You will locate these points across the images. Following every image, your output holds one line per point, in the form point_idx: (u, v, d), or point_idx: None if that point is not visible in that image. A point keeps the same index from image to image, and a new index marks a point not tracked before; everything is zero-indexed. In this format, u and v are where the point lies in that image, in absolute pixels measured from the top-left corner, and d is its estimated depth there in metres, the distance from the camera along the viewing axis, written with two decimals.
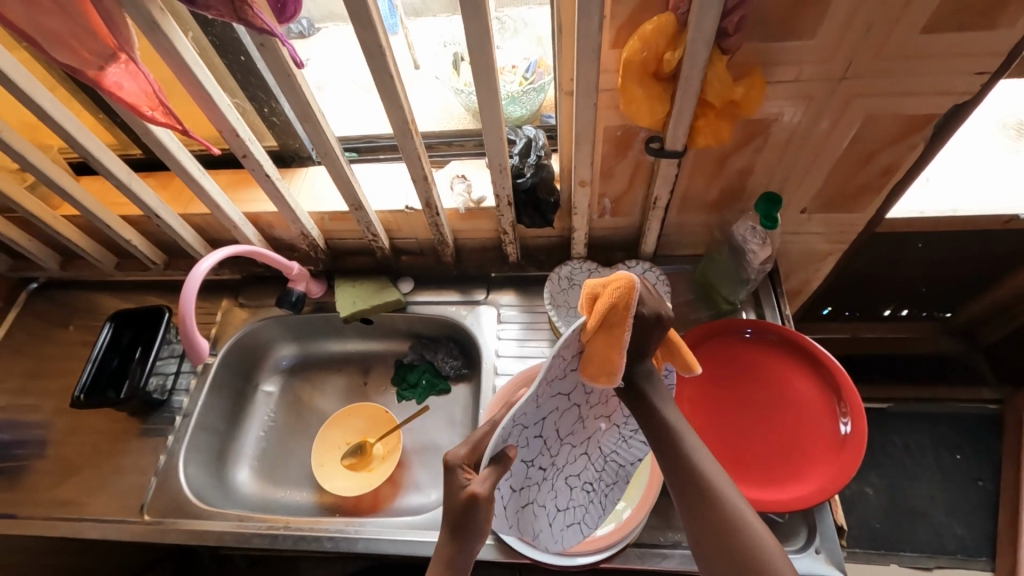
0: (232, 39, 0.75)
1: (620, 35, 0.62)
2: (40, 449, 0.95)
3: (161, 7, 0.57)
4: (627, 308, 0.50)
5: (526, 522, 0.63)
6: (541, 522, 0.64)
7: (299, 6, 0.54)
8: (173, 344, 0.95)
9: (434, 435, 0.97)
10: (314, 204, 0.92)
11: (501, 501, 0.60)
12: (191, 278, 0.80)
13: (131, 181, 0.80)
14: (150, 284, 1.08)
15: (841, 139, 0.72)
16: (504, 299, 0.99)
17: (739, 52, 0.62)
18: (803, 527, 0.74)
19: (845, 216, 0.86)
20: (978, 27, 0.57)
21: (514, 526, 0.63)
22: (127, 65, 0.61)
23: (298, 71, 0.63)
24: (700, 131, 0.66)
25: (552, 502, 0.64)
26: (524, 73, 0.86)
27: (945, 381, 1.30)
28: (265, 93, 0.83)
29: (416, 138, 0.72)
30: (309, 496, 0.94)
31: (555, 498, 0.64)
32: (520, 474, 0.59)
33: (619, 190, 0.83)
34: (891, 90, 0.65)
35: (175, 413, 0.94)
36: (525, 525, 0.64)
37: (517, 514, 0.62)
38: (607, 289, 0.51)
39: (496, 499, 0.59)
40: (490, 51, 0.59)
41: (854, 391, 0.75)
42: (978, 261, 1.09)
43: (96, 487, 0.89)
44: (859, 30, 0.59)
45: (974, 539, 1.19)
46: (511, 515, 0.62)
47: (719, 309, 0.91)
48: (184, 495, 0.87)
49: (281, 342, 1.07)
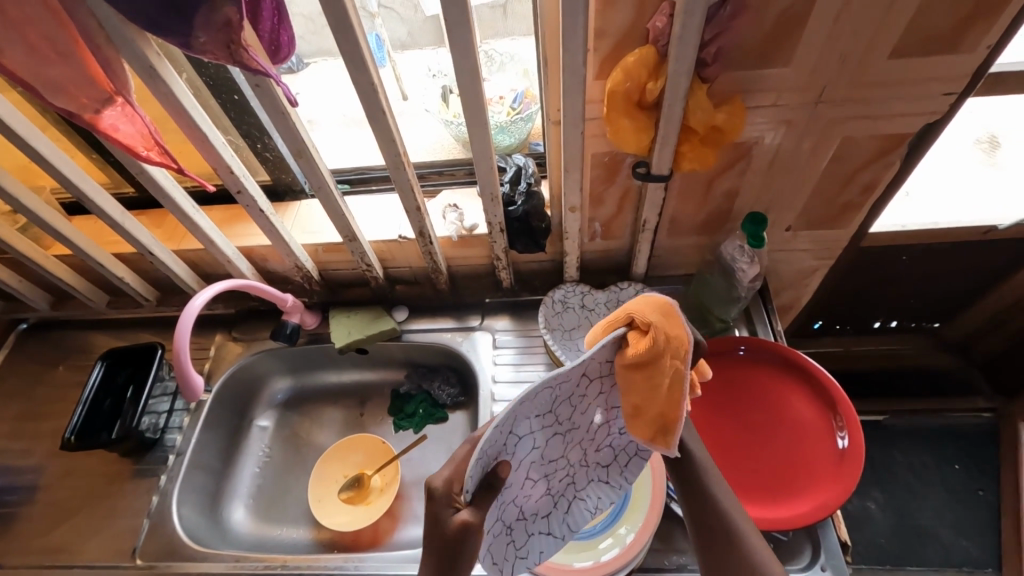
0: (226, 79, 0.77)
1: (603, 67, 0.64)
2: (29, 495, 0.93)
3: (158, 52, 0.58)
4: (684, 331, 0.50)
5: (582, 515, 0.64)
6: (597, 502, 0.64)
7: (291, 49, 0.57)
8: (164, 381, 0.93)
9: (433, 466, 0.96)
10: (309, 236, 0.93)
11: (529, 527, 0.60)
12: (186, 312, 0.79)
13: (125, 219, 0.81)
14: (142, 320, 1.07)
15: (821, 159, 0.74)
16: (499, 324, 0.99)
17: (719, 80, 0.64)
18: (808, 545, 0.73)
19: (830, 233, 0.88)
20: (942, 51, 0.60)
21: (568, 525, 0.63)
22: (124, 107, 0.62)
23: (292, 110, 0.64)
24: (685, 157, 0.68)
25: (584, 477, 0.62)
26: (511, 104, 0.88)
27: (939, 392, 1.31)
28: (258, 131, 0.85)
29: (408, 171, 0.74)
30: (307, 532, 0.92)
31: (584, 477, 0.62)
32: (535, 507, 0.60)
33: (609, 214, 0.84)
34: (864, 113, 0.68)
35: (168, 452, 0.93)
36: (579, 522, 0.63)
37: (564, 521, 0.63)
38: (658, 316, 0.50)
39: (521, 534, 0.59)
40: (480, 86, 0.61)
41: (849, 406, 0.76)
42: (961, 273, 1.12)
43: (87, 534, 0.88)
44: (832, 56, 0.61)
45: (980, 551, 1.18)
46: (555, 521, 0.62)
47: (713, 328, 0.90)
48: (178, 538, 0.85)
49: (275, 375, 1.06)
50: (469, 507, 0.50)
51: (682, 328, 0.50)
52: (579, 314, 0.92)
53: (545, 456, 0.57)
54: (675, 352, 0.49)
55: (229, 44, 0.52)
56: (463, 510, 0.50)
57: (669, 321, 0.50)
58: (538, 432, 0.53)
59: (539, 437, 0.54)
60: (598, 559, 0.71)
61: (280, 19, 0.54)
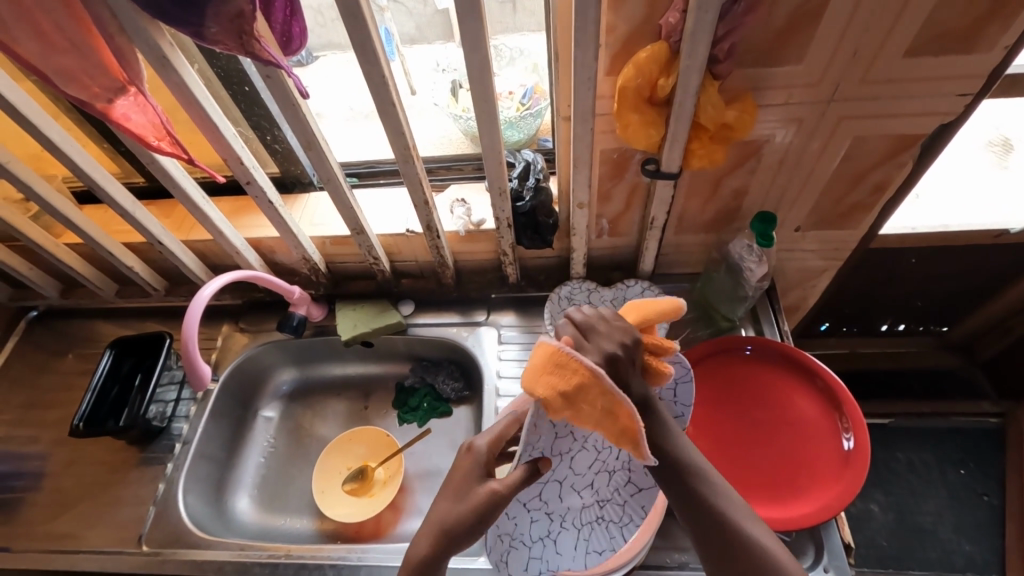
0: (237, 70, 0.77)
1: (614, 63, 0.64)
2: (37, 481, 0.94)
3: (170, 42, 0.59)
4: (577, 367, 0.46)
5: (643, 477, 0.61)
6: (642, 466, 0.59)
7: (303, 40, 0.57)
8: (172, 370, 0.95)
9: (436, 459, 0.97)
10: (316, 228, 0.93)
11: (614, 528, 0.63)
12: (194, 302, 0.80)
13: (135, 209, 0.82)
14: (150, 310, 1.08)
15: (832, 158, 0.73)
16: (505, 320, 0.99)
17: (731, 77, 0.64)
18: (811, 545, 0.73)
19: (839, 233, 0.87)
20: (958, 51, 0.60)
21: (637, 505, 0.62)
22: (136, 97, 0.63)
23: (303, 101, 0.64)
24: (695, 154, 0.68)
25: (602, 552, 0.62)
26: (520, 99, 0.88)
27: (945, 396, 1.31)
28: (268, 122, 0.85)
29: (417, 164, 0.73)
30: (310, 523, 0.93)
31: (603, 548, 0.62)
32: (607, 515, 0.62)
33: (617, 211, 0.84)
34: (877, 113, 0.67)
35: (175, 440, 0.94)
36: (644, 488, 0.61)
37: (638, 497, 0.62)
38: (544, 375, 0.47)
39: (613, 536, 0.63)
40: (490, 80, 0.61)
41: (855, 407, 0.75)
42: (971, 276, 1.11)
43: (93, 520, 0.89)
44: (846, 55, 0.61)
45: (984, 556, 1.17)
46: (629, 505, 0.62)
47: (718, 326, 0.91)
48: (183, 525, 0.85)
49: (281, 367, 1.06)
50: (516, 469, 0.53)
51: (572, 364, 0.46)
52: None
53: (560, 496, 0.60)
54: (586, 391, 0.45)
55: (241, 35, 0.52)
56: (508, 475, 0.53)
57: (555, 372, 0.46)
58: (541, 487, 0.58)
59: (546, 488, 0.59)
60: None
61: (292, 10, 0.55)
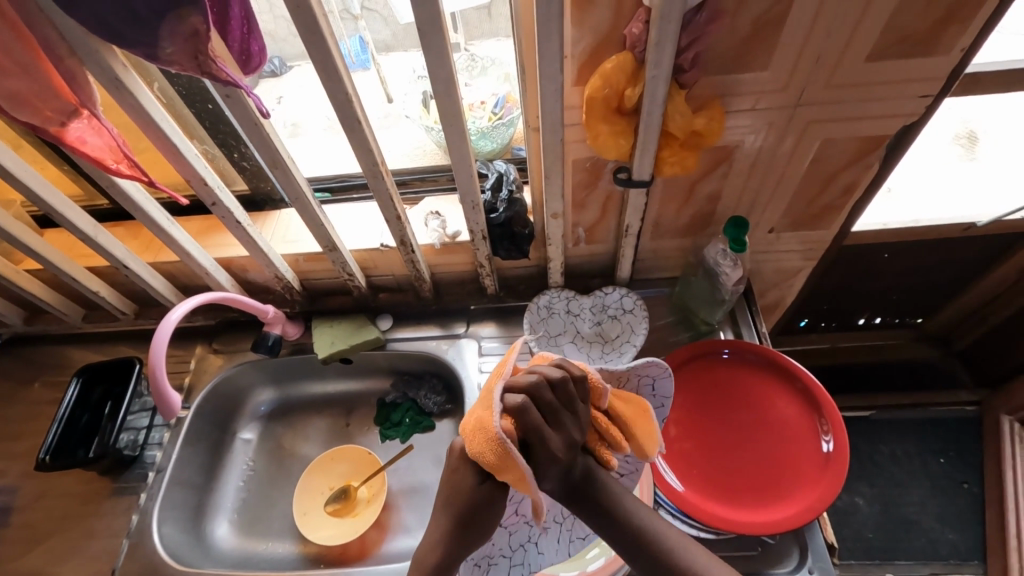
0: (199, 88, 0.75)
1: (582, 74, 0.64)
2: (4, 517, 0.90)
3: (123, 63, 0.57)
4: (500, 463, 0.45)
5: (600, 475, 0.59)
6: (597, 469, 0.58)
7: (262, 58, 0.55)
8: (143, 398, 0.92)
9: (421, 475, 0.95)
10: (288, 245, 0.91)
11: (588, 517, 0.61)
12: (162, 326, 0.78)
13: (97, 233, 0.79)
14: (120, 334, 1.05)
15: (802, 161, 0.74)
16: (485, 331, 0.98)
17: (698, 85, 0.64)
18: (795, 548, 0.73)
19: (814, 233, 0.88)
20: (918, 54, 0.61)
21: None
22: (91, 120, 0.61)
23: (266, 120, 0.63)
24: (666, 161, 0.68)
25: (584, 537, 0.62)
26: (493, 108, 0.87)
27: (925, 387, 1.32)
28: (235, 140, 0.83)
29: (387, 179, 0.72)
30: (292, 547, 0.91)
31: (584, 533, 0.62)
32: (581, 516, 0.61)
33: (592, 219, 0.84)
34: (842, 115, 0.68)
35: (148, 469, 0.91)
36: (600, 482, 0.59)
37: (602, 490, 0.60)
38: (475, 444, 0.47)
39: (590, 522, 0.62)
40: (457, 94, 0.61)
41: (833, 408, 0.76)
42: (942, 268, 1.13)
43: (65, 555, 0.86)
44: (809, 61, 0.61)
45: (966, 544, 1.19)
46: None
47: (697, 330, 0.92)
48: (158, 557, 0.83)
49: (259, 387, 1.04)
50: (497, 478, 0.50)
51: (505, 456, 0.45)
52: (565, 319, 0.91)
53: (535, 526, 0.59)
54: (503, 475, 0.47)
55: (197, 55, 0.51)
56: (491, 480, 0.50)
57: (484, 452, 0.46)
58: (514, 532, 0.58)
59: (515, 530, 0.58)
60: (584, 568, 0.71)
61: (249, 27, 0.53)
